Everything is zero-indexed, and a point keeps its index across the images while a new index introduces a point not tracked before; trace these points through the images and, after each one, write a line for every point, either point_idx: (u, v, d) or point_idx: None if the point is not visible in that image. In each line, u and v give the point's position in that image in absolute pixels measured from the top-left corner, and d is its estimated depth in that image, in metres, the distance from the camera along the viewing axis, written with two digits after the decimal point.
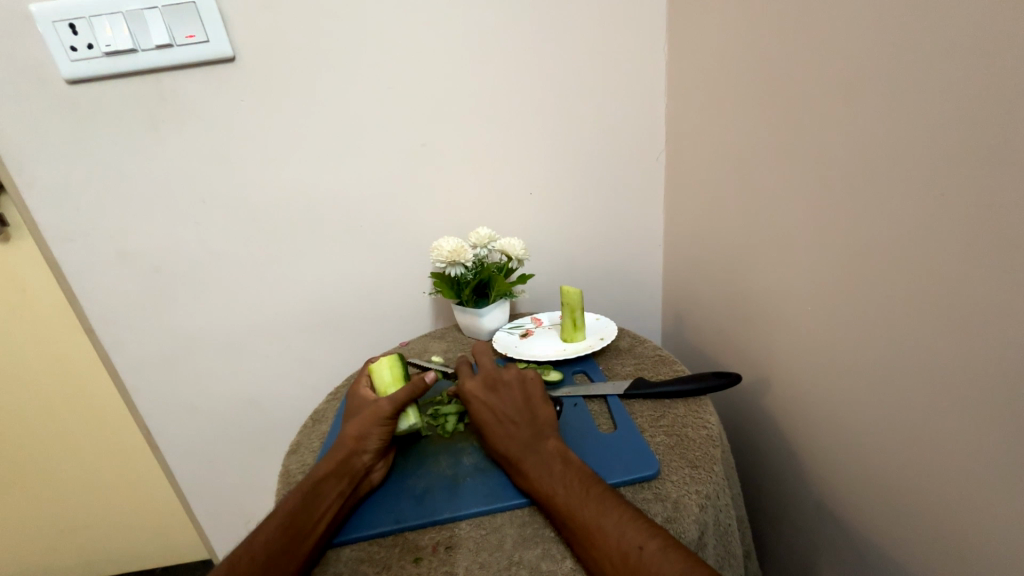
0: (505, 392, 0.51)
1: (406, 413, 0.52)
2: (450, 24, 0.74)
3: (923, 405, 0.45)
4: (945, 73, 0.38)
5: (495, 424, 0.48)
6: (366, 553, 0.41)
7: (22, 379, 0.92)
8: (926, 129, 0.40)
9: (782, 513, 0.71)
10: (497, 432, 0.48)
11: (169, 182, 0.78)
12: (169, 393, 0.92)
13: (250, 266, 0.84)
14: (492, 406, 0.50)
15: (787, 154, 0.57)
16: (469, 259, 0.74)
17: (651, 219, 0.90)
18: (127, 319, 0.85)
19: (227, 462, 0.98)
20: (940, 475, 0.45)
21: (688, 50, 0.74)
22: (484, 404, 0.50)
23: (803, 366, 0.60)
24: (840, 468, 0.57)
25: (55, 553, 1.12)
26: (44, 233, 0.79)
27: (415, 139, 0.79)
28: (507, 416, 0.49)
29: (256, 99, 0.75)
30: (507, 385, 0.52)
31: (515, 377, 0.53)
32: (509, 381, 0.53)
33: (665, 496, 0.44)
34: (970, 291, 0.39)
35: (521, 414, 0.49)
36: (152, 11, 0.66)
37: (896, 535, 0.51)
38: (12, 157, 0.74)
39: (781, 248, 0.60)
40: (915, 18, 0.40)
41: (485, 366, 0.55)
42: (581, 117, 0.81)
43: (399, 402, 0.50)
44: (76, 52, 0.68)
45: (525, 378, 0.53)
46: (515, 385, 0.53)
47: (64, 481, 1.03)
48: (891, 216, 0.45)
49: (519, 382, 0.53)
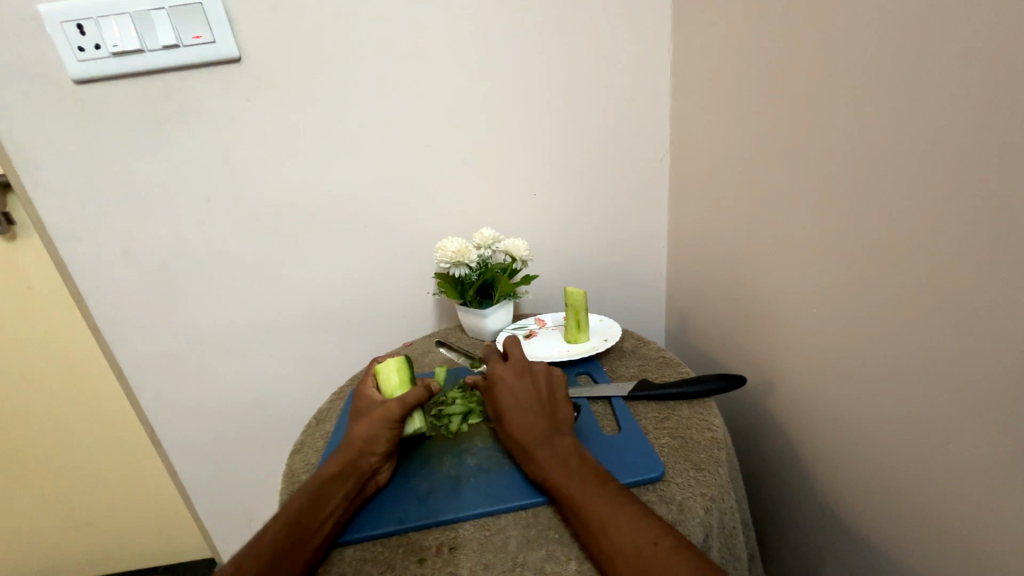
0: (532, 384, 0.51)
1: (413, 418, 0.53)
2: (455, 24, 0.74)
3: (929, 409, 0.45)
4: (951, 74, 0.38)
5: (518, 415, 0.48)
6: (370, 553, 0.41)
7: (28, 377, 0.93)
8: (932, 131, 0.40)
9: (786, 517, 0.70)
10: (519, 423, 0.48)
11: (175, 182, 0.78)
12: (173, 392, 0.92)
13: (254, 265, 0.85)
14: (517, 398, 0.50)
15: (792, 155, 0.56)
16: (472, 259, 0.74)
17: (655, 220, 0.90)
18: (132, 318, 0.86)
19: (231, 461, 0.98)
20: (946, 479, 0.44)
21: (693, 51, 0.74)
22: (509, 394, 0.51)
23: (808, 369, 0.59)
24: (845, 472, 0.57)
25: (59, 550, 1.13)
26: (51, 233, 0.79)
27: (419, 140, 0.79)
28: (530, 408, 0.49)
29: (261, 100, 0.75)
30: (534, 377, 0.52)
31: (543, 371, 0.53)
32: (537, 374, 0.53)
33: (669, 499, 0.44)
34: (977, 294, 0.39)
35: (544, 407, 0.49)
36: (158, 11, 0.67)
37: (901, 539, 0.51)
38: (20, 156, 0.75)
39: (785, 250, 0.60)
40: (921, 20, 0.39)
41: (514, 359, 0.55)
42: (586, 118, 0.81)
43: (407, 406, 0.50)
44: (83, 52, 0.69)
45: (551, 373, 0.54)
46: (541, 378, 0.53)
47: (69, 479, 1.04)
48: (897, 219, 0.44)
49: (546, 376, 0.53)
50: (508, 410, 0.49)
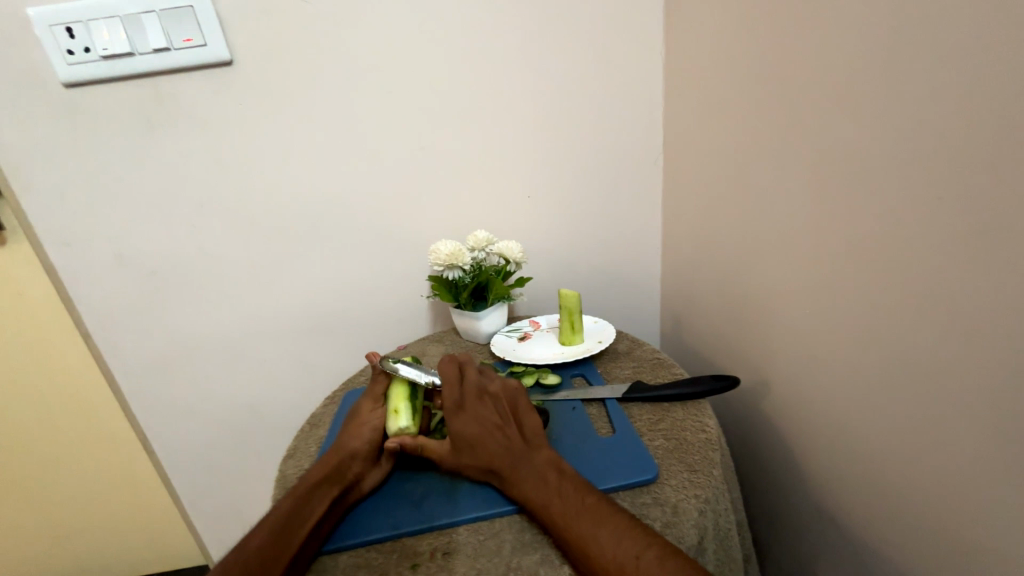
0: (491, 407, 0.49)
1: (398, 411, 0.51)
2: (446, 25, 0.74)
3: (922, 408, 0.45)
4: (943, 75, 0.38)
5: (484, 442, 0.46)
6: (362, 560, 0.41)
7: (17, 383, 0.92)
8: (925, 132, 0.40)
9: (781, 516, 0.71)
10: (489, 449, 0.46)
11: (166, 186, 0.78)
12: (165, 397, 0.91)
13: (247, 269, 0.84)
14: (479, 422, 0.48)
15: (785, 156, 0.57)
16: (466, 261, 0.74)
17: (648, 221, 0.90)
18: (123, 323, 0.85)
19: (223, 466, 0.98)
20: (940, 477, 0.45)
21: (685, 52, 0.74)
22: (471, 420, 0.48)
23: (802, 369, 0.60)
24: (839, 471, 0.57)
25: (49, 558, 1.11)
26: (40, 237, 0.78)
27: (412, 142, 0.79)
28: (496, 432, 0.47)
29: (252, 102, 0.75)
30: (491, 395, 0.50)
31: (499, 389, 0.50)
32: (495, 392, 0.50)
33: (664, 501, 0.44)
34: (969, 293, 0.39)
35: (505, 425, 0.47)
36: (150, 15, 0.66)
37: (895, 537, 0.51)
38: (8, 160, 0.74)
39: (778, 250, 0.60)
40: (912, 23, 0.40)
41: (468, 378, 0.51)
42: (579, 121, 0.81)
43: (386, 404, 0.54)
44: (73, 56, 0.68)
45: (508, 387, 0.51)
46: (500, 396, 0.50)
47: (58, 486, 1.02)
48: (889, 219, 0.45)
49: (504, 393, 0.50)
50: (471, 443, 0.47)
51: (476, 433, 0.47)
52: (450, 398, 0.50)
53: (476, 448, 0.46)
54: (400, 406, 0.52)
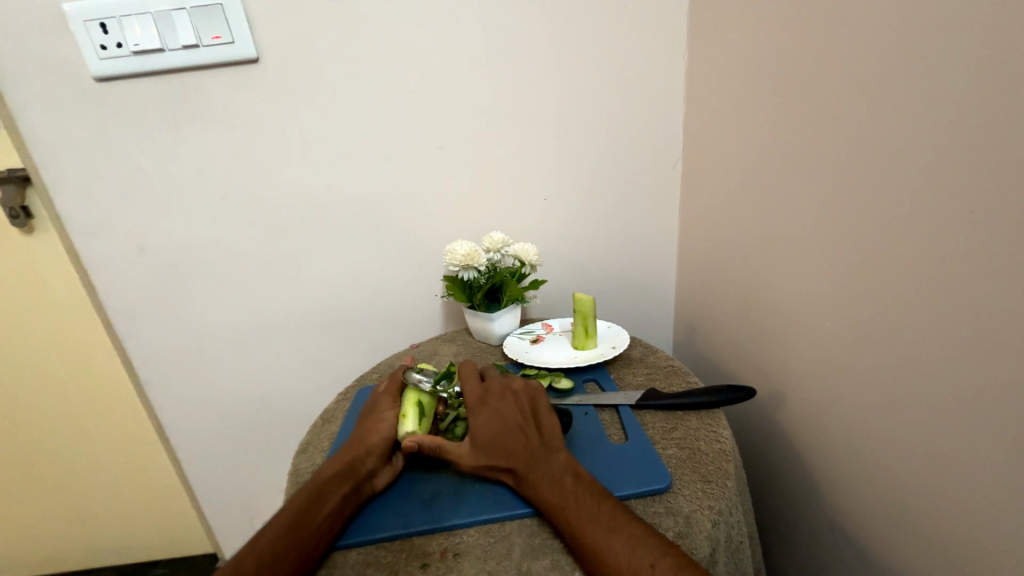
0: (515, 403, 0.50)
1: (405, 416, 0.52)
2: (468, 26, 0.74)
3: (939, 428, 0.44)
4: (973, 84, 0.37)
5: (504, 436, 0.47)
6: (373, 557, 0.41)
7: (39, 368, 0.94)
8: (955, 143, 0.39)
9: (792, 530, 0.69)
10: (508, 443, 0.46)
11: (189, 180, 0.79)
12: (181, 387, 0.93)
13: (266, 263, 0.85)
14: (500, 418, 0.48)
15: (804, 166, 0.56)
16: (481, 263, 0.73)
17: (665, 225, 0.89)
18: (143, 313, 0.87)
19: (235, 456, 0.99)
20: (957, 499, 0.43)
21: (706, 57, 0.74)
22: (491, 419, 0.48)
23: (816, 383, 0.59)
24: (853, 488, 0.56)
25: (63, 542, 1.13)
26: (68, 226, 0.80)
27: (430, 143, 0.80)
28: (516, 427, 0.47)
29: (275, 100, 0.76)
30: (512, 395, 0.51)
31: (521, 387, 0.51)
32: (516, 392, 0.51)
33: (676, 511, 0.44)
34: (993, 312, 0.38)
35: (525, 425, 0.48)
36: (179, 12, 0.68)
37: (911, 559, 0.49)
38: (39, 151, 0.76)
39: (796, 261, 0.59)
40: (940, 32, 0.39)
41: (492, 379, 0.53)
42: (597, 124, 0.81)
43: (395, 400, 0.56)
44: (105, 51, 0.70)
45: (531, 390, 0.52)
46: (522, 396, 0.51)
47: (73, 471, 1.05)
48: (910, 234, 0.43)
49: (526, 392, 0.51)
50: (491, 434, 0.47)
51: (495, 428, 0.47)
52: (474, 397, 0.51)
53: (494, 440, 0.47)
54: (408, 409, 0.52)
